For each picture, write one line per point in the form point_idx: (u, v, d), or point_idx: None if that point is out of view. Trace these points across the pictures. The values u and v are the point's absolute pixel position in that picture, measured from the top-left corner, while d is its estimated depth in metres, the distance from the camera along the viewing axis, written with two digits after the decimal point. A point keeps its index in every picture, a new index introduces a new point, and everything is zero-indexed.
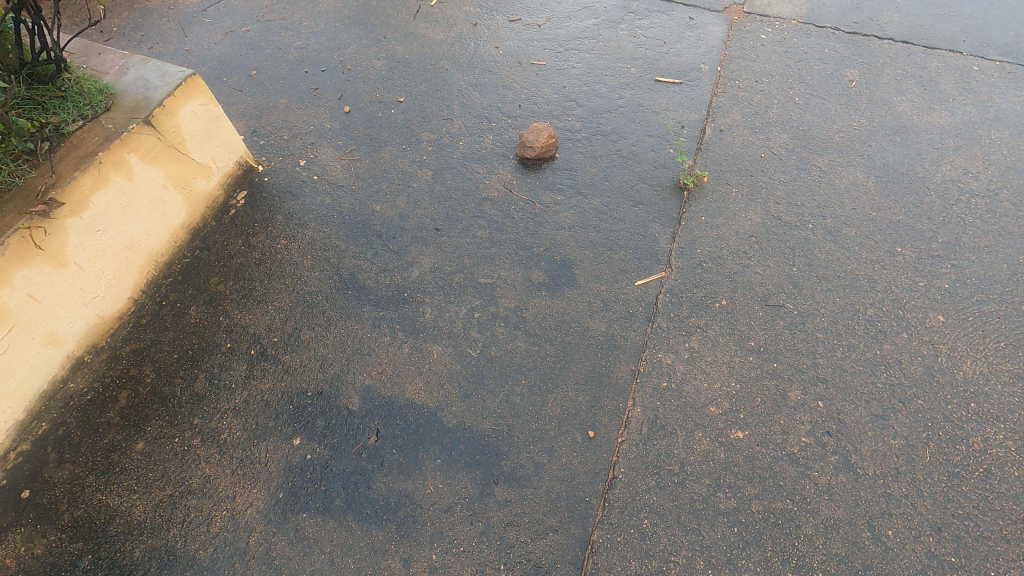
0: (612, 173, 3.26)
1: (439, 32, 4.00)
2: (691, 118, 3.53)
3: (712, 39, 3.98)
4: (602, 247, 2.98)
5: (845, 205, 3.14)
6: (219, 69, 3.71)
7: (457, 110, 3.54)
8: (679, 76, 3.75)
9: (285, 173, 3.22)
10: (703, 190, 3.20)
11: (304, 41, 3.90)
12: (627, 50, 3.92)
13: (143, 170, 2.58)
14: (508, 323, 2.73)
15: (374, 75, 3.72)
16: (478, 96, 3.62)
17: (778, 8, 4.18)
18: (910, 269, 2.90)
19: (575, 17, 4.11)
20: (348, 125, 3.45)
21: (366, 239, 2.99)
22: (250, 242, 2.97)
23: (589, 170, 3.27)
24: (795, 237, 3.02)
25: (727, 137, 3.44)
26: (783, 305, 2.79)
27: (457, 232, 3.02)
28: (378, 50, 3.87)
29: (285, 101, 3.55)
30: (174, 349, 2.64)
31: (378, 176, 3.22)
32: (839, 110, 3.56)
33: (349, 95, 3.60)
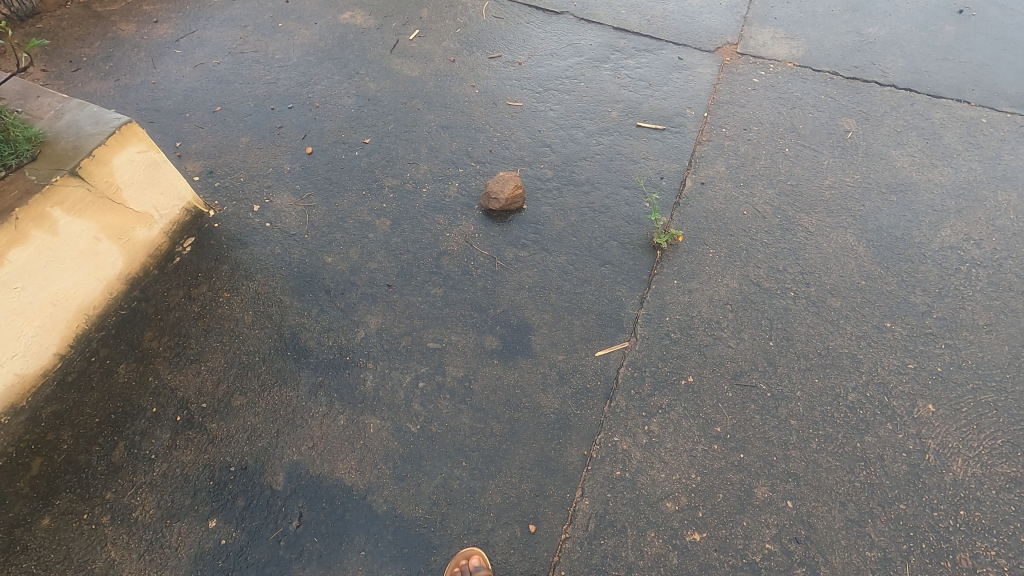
0: (581, 229, 3.06)
1: (414, 68, 3.85)
2: (671, 168, 3.33)
3: (701, 82, 3.77)
4: (563, 311, 2.77)
5: (831, 271, 2.90)
6: (183, 104, 3.59)
7: (424, 154, 3.38)
8: (661, 122, 3.55)
9: (237, 218, 3.08)
10: (678, 250, 2.99)
11: (274, 75, 3.77)
12: (609, 92, 3.73)
13: (70, 223, 2.44)
14: (454, 396, 2.53)
15: (342, 113, 3.58)
16: (447, 140, 3.45)
17: (774, 49, 3.95)
18: (899, 349, 2.64)
19: (557, 55, 3.94)
20: (308, 167, 3.30)
21: (313, 295, 2.82)
22: (192, 293, 2.81)
23: (556, 224, 3.08)
24: (774, 306, 2.79)
25: (709, 191, 3.22)
26: (756, 385, 2.55)
27: (410, 289, 2.84)
28: (349, 87, 3.73)
29: (247, 140, 3.42)
30: (96, 411, 2.48)
31: (334, 225, 3.06)
32: (832, 164, 3.33)
33: (314, 135, 3.45)
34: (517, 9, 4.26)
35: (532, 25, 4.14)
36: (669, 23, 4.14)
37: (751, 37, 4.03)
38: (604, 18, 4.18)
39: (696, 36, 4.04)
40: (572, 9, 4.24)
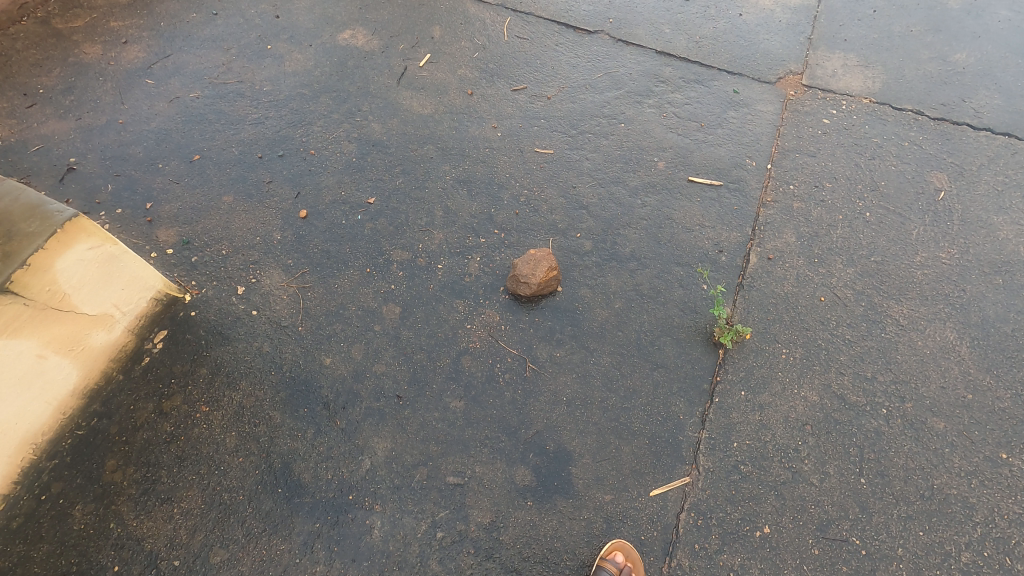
0: (628, 320, 2.57)
1: (425, 103, 3.29)
2: (731, 238, 2.81)
3: (761, 123, 3.21)
4: (609, 434, 2.31)
5: (930, 380, 2.42)
6: (155, 151, 3.06)
7: (438, 218, 2.86)
8: (717, 176, 3.02)
9: (218, 305, 2.59)
10: (744, 349, 2.50)
11: (261, 112, 3.22)
12: (655, 136, 3.18)
13: (4, 347, 1.99)
14: (480, 551, 2.09)
15: (342, 163, 3.05)
16: (466, 199, 2.93)
17: (845, 82, 3.38)
18: (1019, 490, 2.18)
19: (592, 87, 3.37)
20: (302, 236, 2.79)
21: (309, 409, 2.35)
22: (164, 406, 2.35)
23: (598, 314, 2.59)
24: (863, 428, 2.32)
25: (778, 269, 2.71)
26: (847, 540, 2.10)
27: (425, 403, 2.37)
28: (349, 128, 3.18)
29: (229, 198, 2.90)
30: (46, 570, 2.03)
31: (333, 314, 2.57)
32: (923, 234, 2.81)
33: (309, 193, 2.93)
34: (543, 27, 3.67)
35: (561, 47, 3.56)
36: (721, 46, 3.56)
37: (817, 65, 3.45)
38: (645, 39, 3.60)
39: (753, 64, 3.47)
40: (608, 28, 3.65)
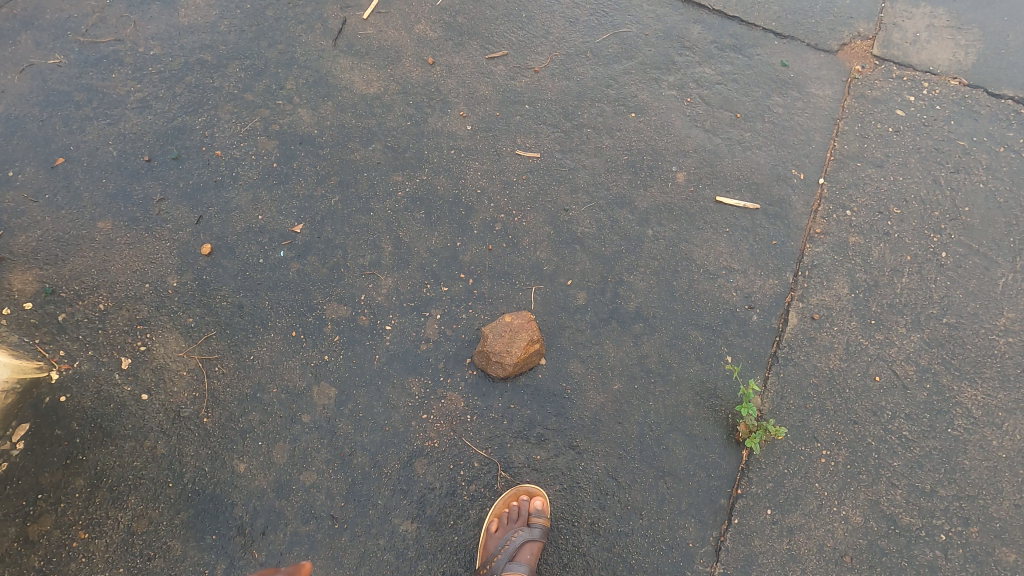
0: (629, 408, 2.01)
1: (371, 77, 2.46)
2: (765, 289, 2.18)
3: (817, 113, 2.43)
4: (600, 569, 1.84)
5: (1003, 494, 1.94)
6: (3, 150, 2.26)
7: (386, 256, 2.18)
8: (753, 195, 2.30)
9: (96, 385, 1.98)
10: (774, 451, 1.98)
11: (148, 90, 2.39)
12: (674, 132, 2.40)
13: None
14: None
15: (258, 170, 2.28)
16: (423, 227, 2.22)
17: (929, 52, 2.55)
18: None
19: (595, 54, 2.53)
20: (206, 283, 2.11)
21: (218, 537, 1.83)
22: (30, 532, 1.82)
23: (591, 400, 2.02)
24: (915, 561, 1.86)
25: (823, 334, 2.12)
26: None
27: (368, 527, 1.86)
28: (267, 115, 2.37)
29: (107, 224, 2.17)
30: None
31: (248, 399, 1.98)
32: (1012, 285, 2.18)
33: (213, 216, 2.20)
34: None
35: None
36: None
37: (894, 26, 2.60)
38: None
39: (809, 22, 2.60)
40: None
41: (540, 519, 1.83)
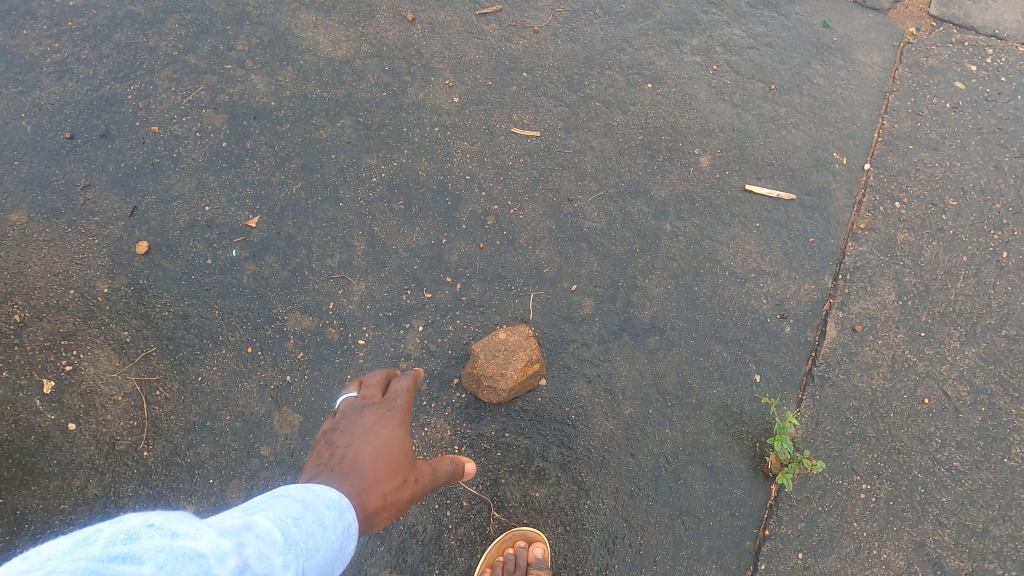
0: (642, 438, 1.74)
1: (338, 36, 2.06)
2: (800, 295, 1.88)
3: (864, 85, 2.07)
4: None
5: None
6: None
7: (358, 256, 1.85)
8: (788, 183, 1.97)
9: (13, 414, 1.67)
10: (807, 486, 1.73)
11: (68, 50, 1.97)
12: (697, 106, 2.04)
13: None
14: None
15: (203, 150, 1.91)
16: (402, 221, 1.89)
17: (996, 11, 2.16)
18: None
19: (605, 11, 2.14)
20: (143, 289, 1.78)
21: None
22: None
23: (598, 428, 1.74)
24: None
25: (865, 349, 1.84)
26: None
27: None
28: (213, 82, 1.97)
29: (20, 217, 1.81)
30: None
31: (197, 429, 1.69)
32: None
33: (151, 207, 1.85)
34: None
35: None
36: None
37: None
38: None
39: None
40: None
41: (541, 572, 1.61)
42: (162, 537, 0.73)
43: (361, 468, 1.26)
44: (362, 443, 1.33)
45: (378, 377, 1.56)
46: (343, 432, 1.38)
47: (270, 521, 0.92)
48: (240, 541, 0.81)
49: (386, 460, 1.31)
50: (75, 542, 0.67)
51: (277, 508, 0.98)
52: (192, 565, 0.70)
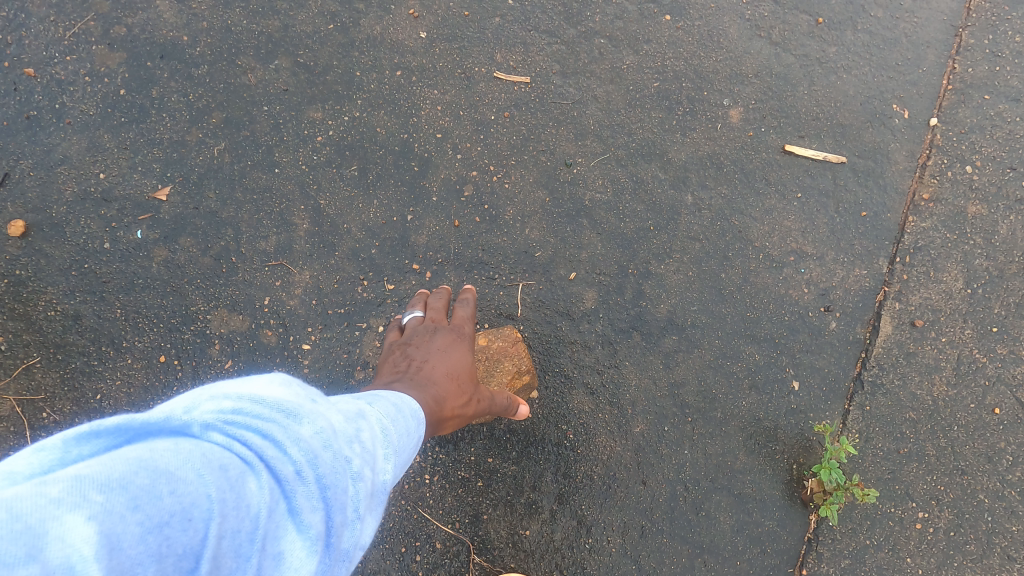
0: (655, 461, 1.43)
1: None
2: (848, 283, 1.54)
3: (933, 18, 1.67)
4: None
5: None
6: None
7: (300, 237, 1.46)
8: (837, 142, 1.59)
9: None
10: (853, 515, 1.43)
11: None
12: (727, 44, 1.63)
13: None
14: None
15: (95, 99, 1.47)
16: (356, 191, 1.49)
17: None
18: None
19: None
20: (21, 283, 1.38)
21: None
22: None
23: (602, 450, 1.42)
24: None
25: (926, 348, 1.51)
26: None
27: None
28: (105, 9, 1.51)
29: None
30: None
31: None
32: None
33: (27, 175, 1.43)
34: None
35: None
36: None
37: None
38: None
39: None
40: None
41: None
42: (307, 402, 0.71)
43: (435, 386, 1.16)
44: (435, 364, 1.22)
45: (446, 295, 1.39)
46: (418, 348, 1.26)
47: (377, 413, 0.89)
48: (360, 425, 0.79)
49: (457, 381, 1.21)
50: (246, 386, 0.68)
51: (378, 403, 0.96)
52: (340, 440, 0.70)
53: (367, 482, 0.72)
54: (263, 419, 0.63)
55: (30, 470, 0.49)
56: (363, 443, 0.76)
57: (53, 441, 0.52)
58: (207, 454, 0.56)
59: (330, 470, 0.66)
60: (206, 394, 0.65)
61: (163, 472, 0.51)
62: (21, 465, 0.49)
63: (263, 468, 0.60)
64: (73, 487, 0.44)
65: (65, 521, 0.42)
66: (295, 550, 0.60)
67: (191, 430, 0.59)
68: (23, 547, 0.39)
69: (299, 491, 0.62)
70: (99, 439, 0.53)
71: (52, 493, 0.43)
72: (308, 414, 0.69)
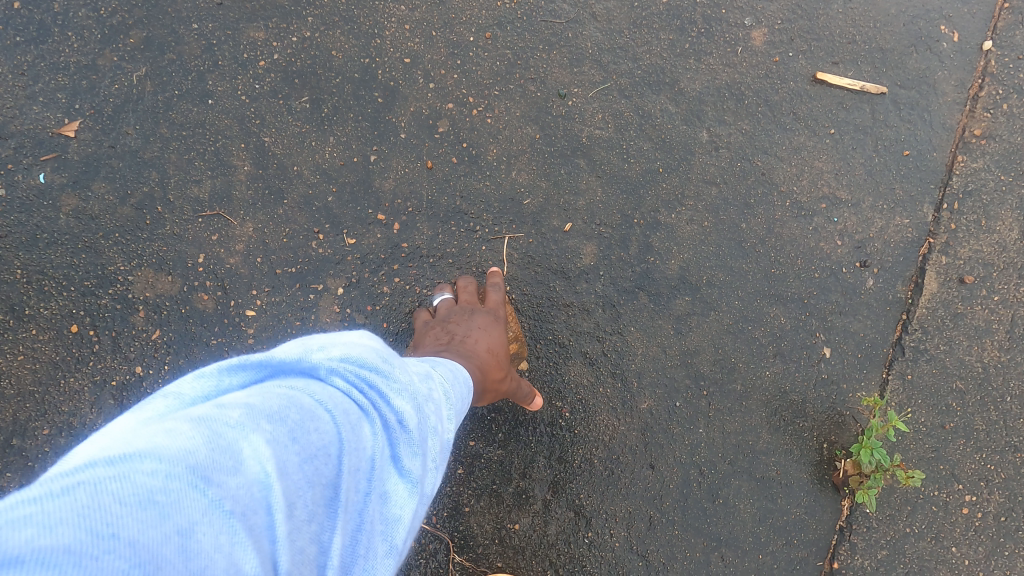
0: (664, 442, 1.22)
1: None
2: (887, 233, 1.32)
3: None
4: None
5: None
6: None
7: (240, 181, 1.21)
8: (876, 69, 1.36)
9: None
10: (892, 501, 1.23)
11: None
12: None
13: None
14: None
15: None
16: (307, 127, 1.24)
17: None
18: None
19: None
20: None
21: None
22: None
23: (603, 430, 1.21)
24: None
25: (978, 309, 1.30)
26: None
27: None
28: None
29: None
30: None
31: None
32: None
33: None
34: None
35: None
36: None
37: None
38: None
39: None
40: None
41: None
42: (392, 355, 0.72)
43: (477, 364, 1.02)
44: (476, 340, 1.08)
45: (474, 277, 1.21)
46: (454, 322, 1.11)
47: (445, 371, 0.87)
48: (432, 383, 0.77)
49: (498, 360, 1.07)
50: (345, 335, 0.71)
51: (439, 365, 0.89)
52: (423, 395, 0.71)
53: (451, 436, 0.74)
54: (372, 366, 0.65)
55: (198, 396, 0.55)
56: (444, 397, 0.77)
57: (211, 370, 0.58)
58: (331, 395, 0.60)
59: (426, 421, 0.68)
60: (320, 341, 0.67)
61: (304, 408, 0.55)
62: (193, 391, 0.55)
63: (376, 412, 0.62)
64: (245, 416, 0.50)
65: (246, 440, 0.48)
66: (397, 490, 0.61)
67: (316, 371, 0.62)
68: (225, 458, 0.45)
69: (402, 440, 0.63)
70: (245, 373, 0.59)
71: (233, 419, 0.48)
72: (400, 365, 0.72)
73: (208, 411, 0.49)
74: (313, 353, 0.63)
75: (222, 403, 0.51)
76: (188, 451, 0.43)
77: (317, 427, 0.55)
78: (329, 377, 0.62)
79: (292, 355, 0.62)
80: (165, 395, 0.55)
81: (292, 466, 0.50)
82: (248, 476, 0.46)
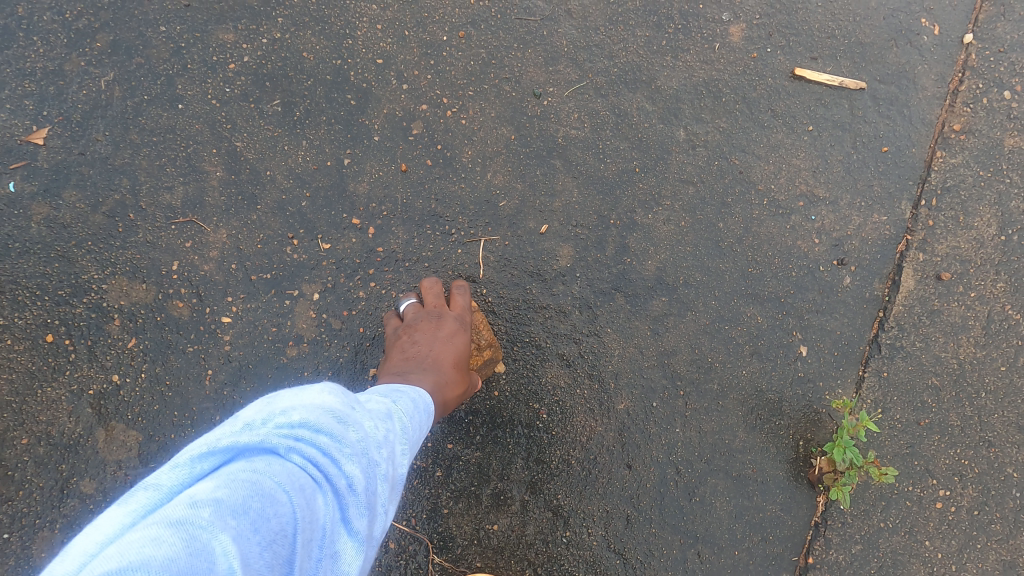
0: (640, 442, 1.23)
1: None
2: (865, 231, 1.32)
3: None
4: None
5: None
6: None
7: (213, 187, 1.20)
8: (855, 64, 1.35)
9: None
10: (867, 497, 1.25)
11: None
12: None
13: None
14: None
15: None
16: (279, 131, 1.23)
17: None
18: None
19: None
20: None
21: None
22: None
23: (579, 432, 1.22)
24: None
25: (954, 305, 1.30)
26: None
27: None
28: None
29: None
30: None
31: None
32: None
33: None
34: None
35: None
36: None
37: None
38: None
39: None
40: None
41: None
42: (351, 408, 0.75)
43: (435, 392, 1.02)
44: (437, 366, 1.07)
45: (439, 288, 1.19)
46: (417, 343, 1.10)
47: (408, 404, 0.89)
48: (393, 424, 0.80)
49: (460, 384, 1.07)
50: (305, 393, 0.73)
51: (399, 399, 0.89)
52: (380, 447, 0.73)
53: (403, 474, 0.77)
54: (329, 430, 0.68)
55: (174, 485, 0.58)
56: (399, 435, 0.80)
57: (183, 459, 0.61)
58: (292, 470, 0.62)
59: (377, 473, 0.70)
60: (279, 406, 0.69)
61: (264, 492, 0.58)
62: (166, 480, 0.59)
63: (328, 480, 0.65)
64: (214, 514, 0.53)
65: (217, 541, 0.51)
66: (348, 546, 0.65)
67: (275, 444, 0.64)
68: (198, 563, 0.49)
69: (353, 501, 0.66)
70: (214, 458, 0.62)
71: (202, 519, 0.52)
72: (355, 419, 0.73)
73: (181, 512, 0.52)
74: (272, 425, 0.65)
75: (193, 500, 0.54)
76: (168, 563, 0.47)
77: (279, 510, 0.58)
78: (289, 452, 0.64)
79: (253, 431, 0.65)
80: (145, 487, 0.58)
81: (257, 556, 0.54)
82: (217, 575, 0.50)
